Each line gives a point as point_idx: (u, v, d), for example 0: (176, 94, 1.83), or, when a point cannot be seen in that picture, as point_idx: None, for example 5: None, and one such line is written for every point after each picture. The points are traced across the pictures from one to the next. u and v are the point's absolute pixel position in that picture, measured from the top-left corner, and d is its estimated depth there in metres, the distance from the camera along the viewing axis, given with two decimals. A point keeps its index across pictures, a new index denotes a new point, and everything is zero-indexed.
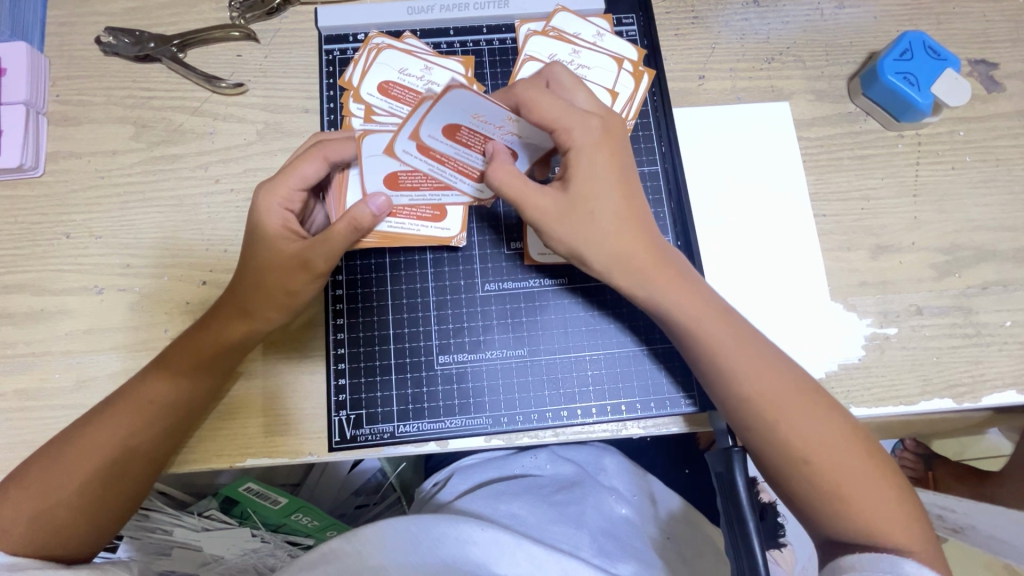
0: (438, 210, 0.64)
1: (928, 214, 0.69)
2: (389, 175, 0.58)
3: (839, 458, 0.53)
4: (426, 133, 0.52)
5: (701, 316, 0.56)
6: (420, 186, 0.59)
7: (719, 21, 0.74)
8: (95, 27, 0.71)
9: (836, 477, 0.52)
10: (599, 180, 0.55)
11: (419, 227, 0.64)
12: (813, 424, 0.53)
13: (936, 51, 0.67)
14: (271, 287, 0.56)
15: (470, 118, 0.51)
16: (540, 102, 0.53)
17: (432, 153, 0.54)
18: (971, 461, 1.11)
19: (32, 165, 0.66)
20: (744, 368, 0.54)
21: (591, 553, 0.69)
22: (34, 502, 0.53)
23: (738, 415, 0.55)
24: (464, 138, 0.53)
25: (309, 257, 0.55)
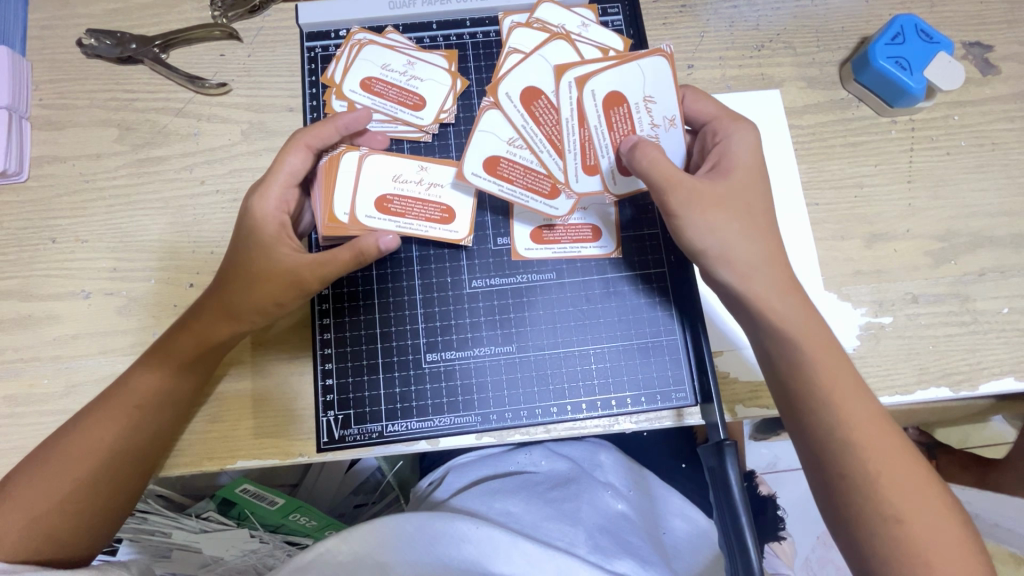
0: (447, 213, 0.64)
1: (923, 201, 0.68)
2: (492, 158, 0.62)
3: (908, 479, 0.49)
4: (592, 87, 0.59)
5: (810, 317, 0.54)
6: (515, 178, 0.62)
7: (707, 9, 0.73)
8: (76, 29, 0.70)
9: (903, 496, 0.49)
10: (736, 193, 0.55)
11: (428, 228, 0.63)
12: (910, 460, 0.50)
13: (929, 34, 0.66)
14: (257, 299, 0.56)
15: (638, 101, 0.59)
16: (701, 101, 0.60)
17: (582, 109, 0.59)
18: (975, 449, 1.08)
19: (16, 170, 0.66)
20: (851, 388, 0.52)
21: (587, 550, 0.69)
22: (25, 511, 0.53)
23: (835, 422, 0.51)
24: (618, 116, 0.59)
25: (302, 275, 0.55)
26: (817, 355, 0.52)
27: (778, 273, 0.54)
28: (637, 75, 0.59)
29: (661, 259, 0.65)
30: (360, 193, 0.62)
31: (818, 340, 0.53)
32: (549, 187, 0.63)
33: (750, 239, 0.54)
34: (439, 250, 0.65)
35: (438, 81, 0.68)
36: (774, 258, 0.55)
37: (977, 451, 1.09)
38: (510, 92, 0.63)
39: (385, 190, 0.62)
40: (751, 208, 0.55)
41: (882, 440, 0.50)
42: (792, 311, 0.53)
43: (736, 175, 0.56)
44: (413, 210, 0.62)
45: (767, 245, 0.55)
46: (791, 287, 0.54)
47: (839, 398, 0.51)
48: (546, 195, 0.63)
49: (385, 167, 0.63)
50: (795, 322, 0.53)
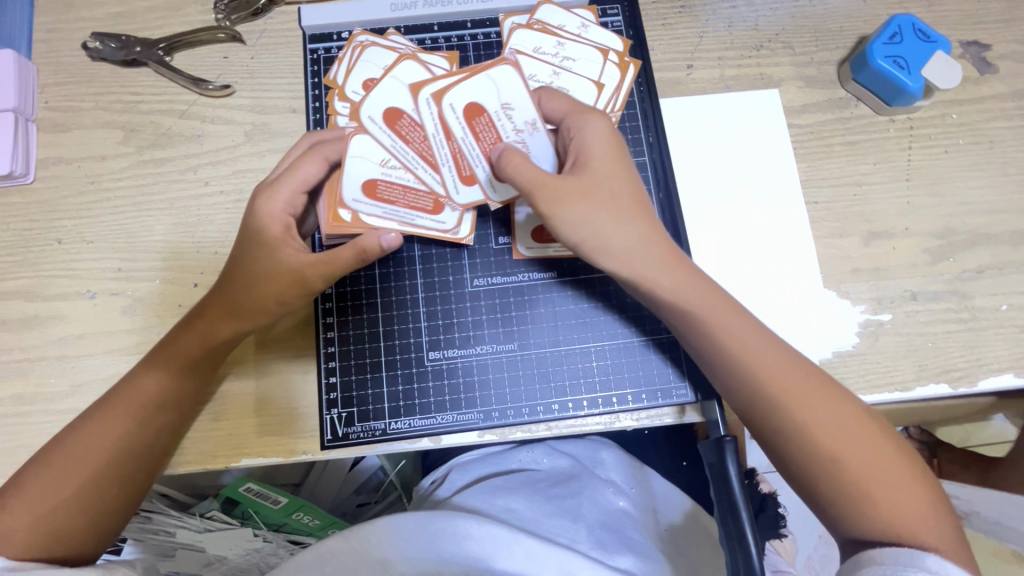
0: (435, 204, 0.63)
1: (922, 198, 0.68)
2: (368, 182, 0.61)
3: (864, 454, 0.50)
4: (450, 100, 0.62)
5: (730, 311, 0.54)
6: (396, 200, 0.62)
7: (706, 10, 0.73)
8: (81, 33, 0.71)
9: (867, 470, 0.50)
10: (610, 173, 0.56)
11: (415, 217, 0.63)
12: (830, 413, 0.52)
13: (926, 34, 0.66)
14: (263, 299, 0.57)
15: (495, 109, 0.62)
16: (556, 98, 0.60)
17: (444, 121, 0.62)
18: (977, 447, 1.09)
19: (22, 172, 0.66)
20: (747, 356, 0.53)
21: (589, 546, 0.69)
22: (32, 509, 0.53)
23: (739, 394, 0.54)
24: (480, 126, 0.62)
25: (306, 274, 0.56)
26: (744, 349, 0.53)
27: (657, 257, 0.55)
28: (491, 86, 0.62)
29: None
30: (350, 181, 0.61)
31: (740, 335, 0.54)
32: (431, 203, 0.63)
33: (622, 226, 0.55)
34: (442, 249, 0.65)
35: None
36: (650, 246, 0.55)
37: (979, 449, 1.09)
38: (372, 115, 0.62)
39: (372, 175, 0.61)
40: (618, 194, 0.55)
41: (835, 425, 0.51)
42: (707, 304, 0.54)
43: (597, 163, 0.56)
44: (398, 197, 0.62)
45: (642, 231, 0.55)
46: (675, 271, 0.55)
47: (786, 393, 0.52)
48: (429, 210, 0.63)
49: (370, 150, 0.62)
50: (720, 319, 0.54)
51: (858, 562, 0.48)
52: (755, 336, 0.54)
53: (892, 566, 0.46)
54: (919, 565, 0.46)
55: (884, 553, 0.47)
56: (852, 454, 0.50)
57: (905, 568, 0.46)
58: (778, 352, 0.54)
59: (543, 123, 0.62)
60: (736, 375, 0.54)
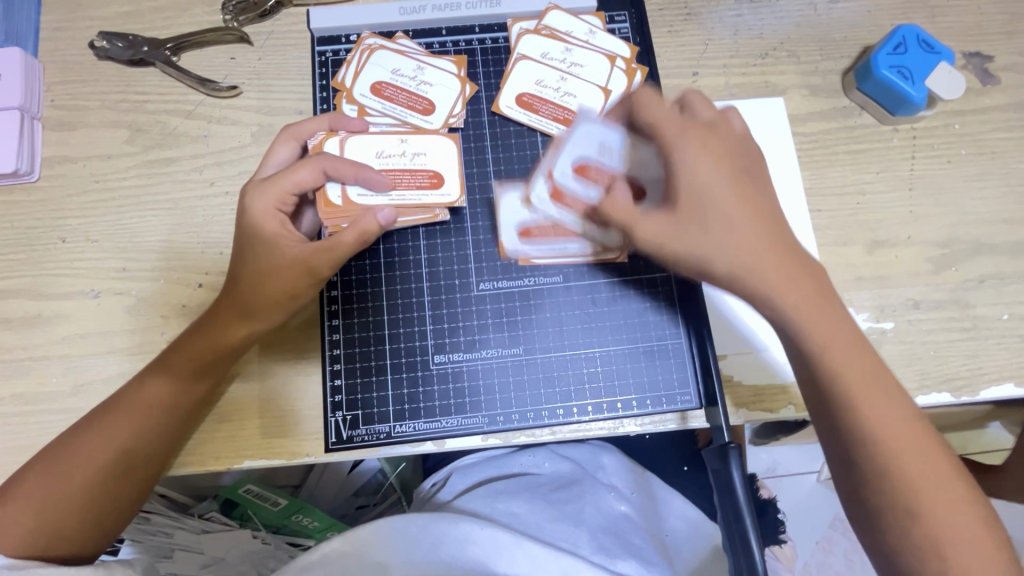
0: (436, 178, 0.64)
1: (924, 208, 0.69)
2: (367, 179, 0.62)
3: (932, 460, 0.49)
4: (558, 175, 0.64)
5: (832, 314, 0.51)
6: (399, 185, 0.63)
7: (712, 17, 0.74)
8: (88, 32, 0.71)
9: (936, 480, 0.49)
10: (712, 185, 0.53)
11: (422, 195, 0.63)
12: (899, 418, 0.50)
13: (930, 44, 0.67)
14: (268, 296, 0.56)
15: (596, 154, 0.62)
16: (651, 106, 0.56)
17: (565, 197, 0.64)
18: (974, 455, 1.09)
19: (27, 170, 0.66)
20: (840, 355, 0.50)
21: (591, 551, 0.70)
22: (33, 508, 0.53)
23: (841, 392, 0.50)
24: (592, 175, 0.62)
25: (309, 265, 0.56)
26: (833, 354, 0.50)
27: (776, 268, 0.51)
28: (585, 140, 0.64)
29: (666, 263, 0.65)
30: None
31: (836, 342, 0.50)
32: (430, 179, 0.64)
33: (729, 237, 0.52)
34: (447, 252, 0.65)
35: (448, 86, 0.69)
36: (761, 262, 0.51)
37: (976, 458, 1.09)
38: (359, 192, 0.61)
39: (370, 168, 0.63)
40: (729, 204, 0.52)
41: (911, 431, 0.49)
42: (818, 316, 0.51)
43: (705, 171, 0.53)
44: (402, 180, 0.63)
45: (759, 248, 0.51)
46: (785, 281, 0.51)
47: (865, 393, 0.50)
48: (434, 185, 0.64)
49: (367, 145, 0.63)
50: (816, 321, 0.50)
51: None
52: (845, 336, 0.51)
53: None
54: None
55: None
56: (924, 474, 0.49)
57: None
58: (857, 347, 0.51)
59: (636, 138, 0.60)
60: (833, 374, 0.50)
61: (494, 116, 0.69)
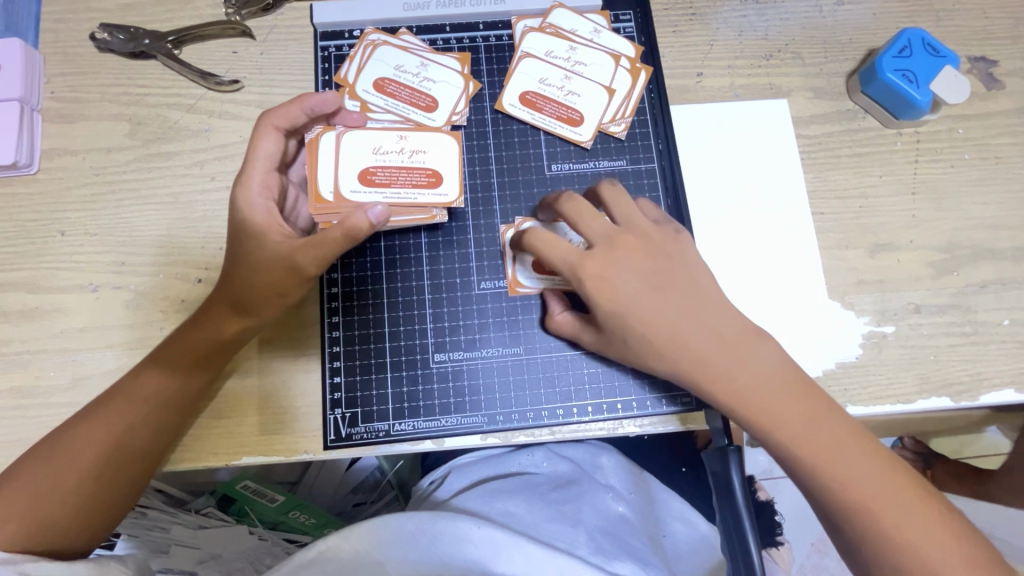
0: (434, 177, 0.63)
1: (927, 212, 0.68)
2: (362, 172, 0.61)
3: (901, 505, 0.49)
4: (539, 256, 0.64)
5: (754, 381, 0.52)
6: (393, 182, 0.61)
7: (717, 18, 0.74)
8: (90, 23, 0.70)
9: (912, 533, 0.48)
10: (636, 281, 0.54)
11: (417, 195, 0.62)
12: (851, 470, 0.50)
13: (936, 48, 0.66)
14: (259, 289, 0.55)
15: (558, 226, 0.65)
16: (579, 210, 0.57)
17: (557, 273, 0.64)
18: (970, 459, 1.09)
19: (27, 162, 0.66)
20: (773, 431, 0.51)
21: (589, 552, 0.69)
22: (27, 500, 0.53)
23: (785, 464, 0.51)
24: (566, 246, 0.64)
25: (294, 259, 0.54)
26: (773, 425, 0.51)
27: (707, 357, 0.52)
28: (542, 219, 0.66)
29: None
30: (342, 170, 0.61)
31: (780, 416, 0.51)
32: (429, 177, 0.62)
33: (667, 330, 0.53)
34: (448, 252, 0.65)
35: (451, 83, 0.68)
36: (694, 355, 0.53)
37: (974, 462, 1.09)
38: (352, 187, 0.61)
39: (366, 162, 0.61)
40: (652, 292, 0.54)
41: (874, 484, 0.49)
42: (758, 393, 0.52)
43: (622, 266, 0.54)
44: (398, 178, 0.61)
45: (694, 339, 0.53)
46: (721, 366, 0.52)
47: (814, 456, 0.50)
48: (432, 184, 0.62)
49: (364, 138, 0.62)
50: (754, 394, 0.52)
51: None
52: (785, 402, 0.52)
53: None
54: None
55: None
56: (898, 520, 0.48)
57: None
58: (804, 406, 0.51)
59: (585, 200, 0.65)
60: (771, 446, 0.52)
61: (497, 114, 0.69)
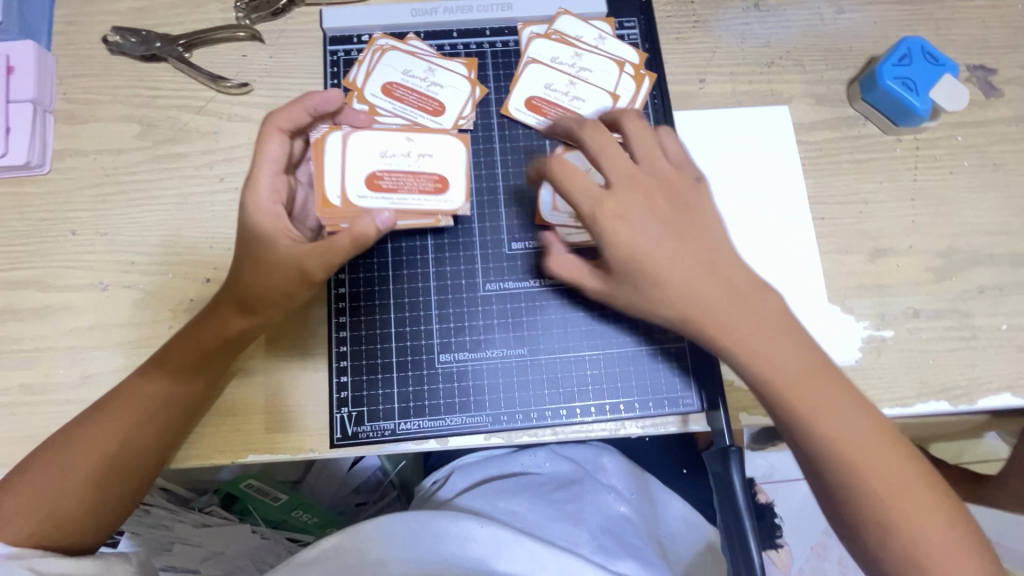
0: (440, 183, 0.62)
1: (926, 217, 0.69)
2: (368, 177, 0.61)
3: (883, 455, 0.49)
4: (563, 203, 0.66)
5: (750, 319, 0.51)
6: (398, 188, 0.61)
7: (719, 25, 0.75)
8: (102, 26, 0.71)
9: (892, 481, 0.48)
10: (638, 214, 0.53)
11: (422, 201, 0.61)
12: (848, 420, 0.49)
13: (935, 57, 0.68)
14: (266, 294, 0.56)
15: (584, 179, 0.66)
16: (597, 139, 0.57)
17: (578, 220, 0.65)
18: (969, 465, 1.09)
19: (39, 163, 0.67)
20: (770, 359, 0.50)
21: (591, 551, 0.70)
22: (37, 497, 0.53)
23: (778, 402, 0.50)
24: None
25: (304, 265, 0.55)
26: (782, 373, 0.50)
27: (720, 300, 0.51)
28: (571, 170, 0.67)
29: None
30: (350, 177, 0.61)
31: (795, 363, 0.50)
32: (435, 184, 0.62)
33: (671, 263, 0.52)
34: (454, 254, 0.66)
35: (457, 87, 0.69)
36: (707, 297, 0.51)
37: (972, 466, 1.09)
38: (361, 192, 0.60)
39: (373, 167, 0.61)
40: (657, 226, 0.53)
41: (861, 429, 0.49)
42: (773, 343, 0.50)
43: (634, 204, 0.53)
44: (405, 182, 0.61)
45: (709, 285, 0.51)
46: (733, 312, 0.51)
47: (815, 407, 0.49)
48: (439, 189, 0.62)
49: (373, 142, 0.62)
50: (765, 342, 0.50)
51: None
52: (788, 350, 0.51)
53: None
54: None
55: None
56: (880, 461, 0.49)
57: None
58: (810, 357, 0.51)
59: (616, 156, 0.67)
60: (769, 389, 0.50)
61: (503, 119, 0.70)
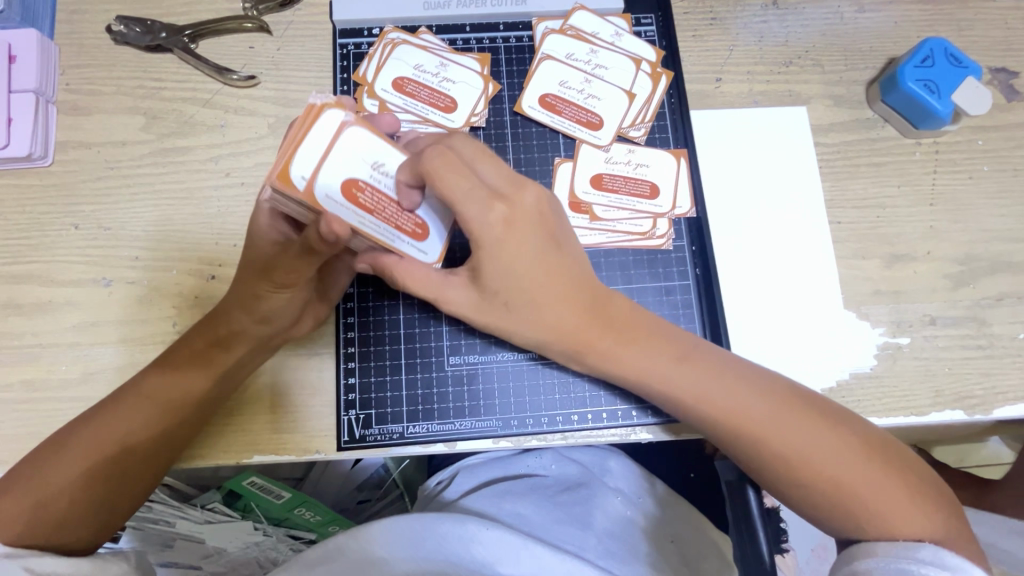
0: (421, 228, 0.52)
1: (944, 223, 0.68)
2: (348, 181, 0.47)
3: (821, 452, 0.51)
4: (584, 189, 0.67)
5: (648, 342, 0.53)
6: (378, 212, 0.49)
7: (737, 23, 0.73)
8: (105, 15, 0.70)
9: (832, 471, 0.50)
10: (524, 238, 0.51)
11: (393, 238, 0.50)
12: (795, 431, 0.51)
13: (958, 59, 0.66)
14: (235, 301, 0.56)
15: (604, 165, 0.68)
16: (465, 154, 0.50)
17: (601, 208, 0.66)
18: (972, 468, 1.06)
19: (41, 154, 0.65)
20: (679, 380, 0.53)
21: (597, 555, 0.69)
22: (34, 495, 0.51)
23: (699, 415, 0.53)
24: (609, 184, 0.67)
25: (272, 264, 0.54)
26: (727, 411, 0.52)
27: (619, 341, 0.54)
28: (592, 155, 0.68)
29: (686, 271, 0.67)
30: (331, 162, 0.46)
31: (723, 401, 0.52)
32: (419, 227, 0.51)
33: (556, 305, 0.53)
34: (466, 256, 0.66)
35: (470, 83, 0.68)
36: (584, 335, 0.53)
37: (975, 471, 1.06)
38: (328, 188, 0.46)
39: (359, 175, 0.47)
40: (543, 257, 0.52)
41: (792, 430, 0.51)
42: (696, 385, 0.52)
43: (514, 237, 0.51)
44: (385, 210, 0.49)
45: (569, 316, 0.53)
46: (649, 345, 0.53)
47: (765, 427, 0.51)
48: (414, 236, 0.51)
49: (371, 146, 0.48)
50: (681, 372, 0.53)
51: (853, 554, 0.50)
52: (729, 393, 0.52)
53: (887, 559, 0.48)
54: (913, 558, 0.47)
55: (879, 545, 0.49)
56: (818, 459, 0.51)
57: (902, 560, 0.48)
58: (758, 386, 0.53)
59: (634, 144, 0.69)
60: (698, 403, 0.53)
61: (516, 116, 0.68)
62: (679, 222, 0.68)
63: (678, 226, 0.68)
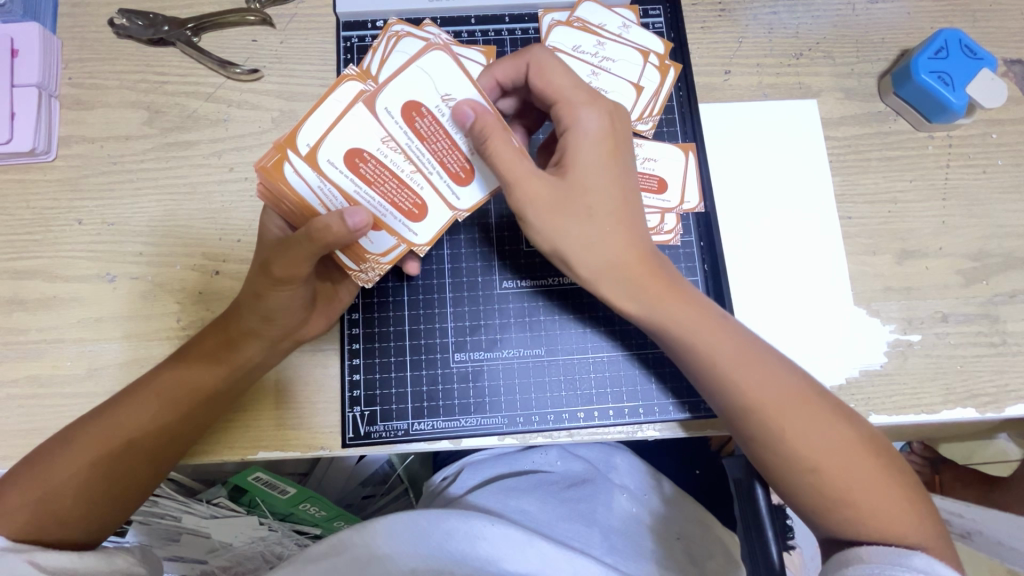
0: (464, 171, 0.53)
1: (957, 218, 0.67)
2: (412, 101, 0.50)
3: (818, 429, 0.51)
4: None
5: (672, 296, 0.53)
6: (433, 138, 0.51)
7: (746, 14, 0.72)
8: (107, 9, 0.69)
9: (830, 455, 0.50)
10: (580, 174, 0.51)
11: (434, 170, 0.53)
12: (798, 422, 0.51)
13: (972, 50, 0.64)
14: (244, 301, 0.55)
15: None
16: (549, 75, 0.52)
17: None
18: (979, 466, 1.05)
19: (44, 150, 0.65)
20: (699, 339, 0.52)
21: (603, 552, 0.68)
22: (39, 489, 0.51)
23: (711, 374, 0.53)
24: None
25: (270, 259, 0.51)
26: (738, 382, 0.52)
27: (648, 296, 0.52)
28: None
29: (694, 267, 0.66)
30: (398, 84, 0.50)
31: (739, 368, 0.52)
32: (460, 168, 0.53)
33: (602, 244, 0.51)
34: (473, 250, 0.65)
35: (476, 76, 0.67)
36: (626, 275, 0.52)
37: (982, 468, 1.05)
38: (389, 106, 0.51)
39: (424, 99, 0.51)
40: (591, 198, 0.51)
41: (792, 407, 0.51)
42: (716, 350, 0.52)
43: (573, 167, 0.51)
44: (436, 140, 0.52)
45: (613, 256, 0.52)
46: (670, 301, 0.53)
47: (769, 399, 0.51)
48: (407, 216, 0.54)
49: (442, 75, 0.51)
50: (693, 330, 0.53)
51: (845, 559, 0.49)
52: (755, 368, 0.52)
53: (881, 565, 0.47)
54: (906, 565, 0.46)
55: (871, 552, 0.48)
56: (820, 443, 0.50)
57: (893, 568, 0.46)
58: (770, 363, 0.53)
59: (641, 139, 0.68)
60: (708, 363, 0.52)
61: None
62: (687, 218, 0.67)
63: (685, 222, 0.67)
